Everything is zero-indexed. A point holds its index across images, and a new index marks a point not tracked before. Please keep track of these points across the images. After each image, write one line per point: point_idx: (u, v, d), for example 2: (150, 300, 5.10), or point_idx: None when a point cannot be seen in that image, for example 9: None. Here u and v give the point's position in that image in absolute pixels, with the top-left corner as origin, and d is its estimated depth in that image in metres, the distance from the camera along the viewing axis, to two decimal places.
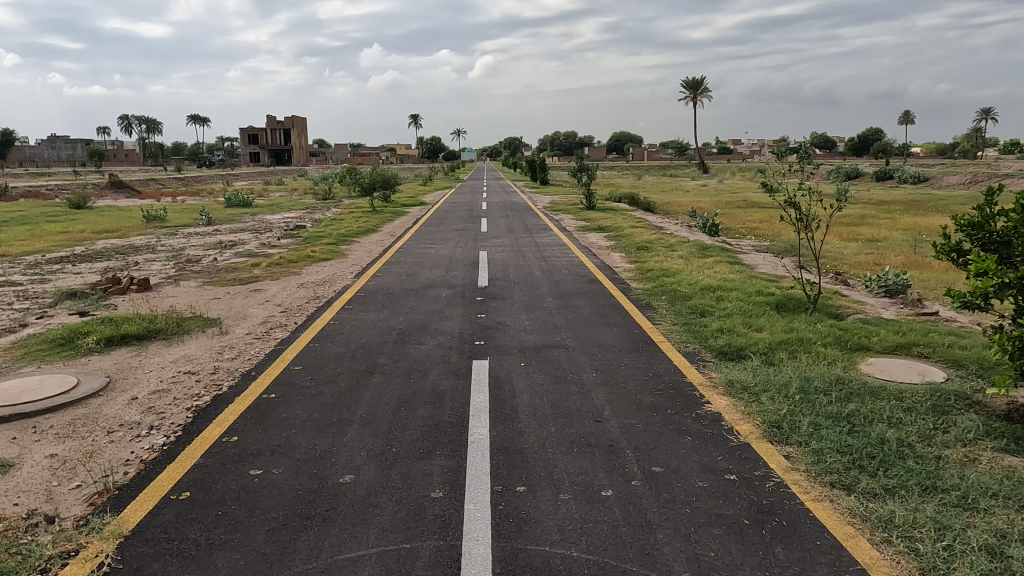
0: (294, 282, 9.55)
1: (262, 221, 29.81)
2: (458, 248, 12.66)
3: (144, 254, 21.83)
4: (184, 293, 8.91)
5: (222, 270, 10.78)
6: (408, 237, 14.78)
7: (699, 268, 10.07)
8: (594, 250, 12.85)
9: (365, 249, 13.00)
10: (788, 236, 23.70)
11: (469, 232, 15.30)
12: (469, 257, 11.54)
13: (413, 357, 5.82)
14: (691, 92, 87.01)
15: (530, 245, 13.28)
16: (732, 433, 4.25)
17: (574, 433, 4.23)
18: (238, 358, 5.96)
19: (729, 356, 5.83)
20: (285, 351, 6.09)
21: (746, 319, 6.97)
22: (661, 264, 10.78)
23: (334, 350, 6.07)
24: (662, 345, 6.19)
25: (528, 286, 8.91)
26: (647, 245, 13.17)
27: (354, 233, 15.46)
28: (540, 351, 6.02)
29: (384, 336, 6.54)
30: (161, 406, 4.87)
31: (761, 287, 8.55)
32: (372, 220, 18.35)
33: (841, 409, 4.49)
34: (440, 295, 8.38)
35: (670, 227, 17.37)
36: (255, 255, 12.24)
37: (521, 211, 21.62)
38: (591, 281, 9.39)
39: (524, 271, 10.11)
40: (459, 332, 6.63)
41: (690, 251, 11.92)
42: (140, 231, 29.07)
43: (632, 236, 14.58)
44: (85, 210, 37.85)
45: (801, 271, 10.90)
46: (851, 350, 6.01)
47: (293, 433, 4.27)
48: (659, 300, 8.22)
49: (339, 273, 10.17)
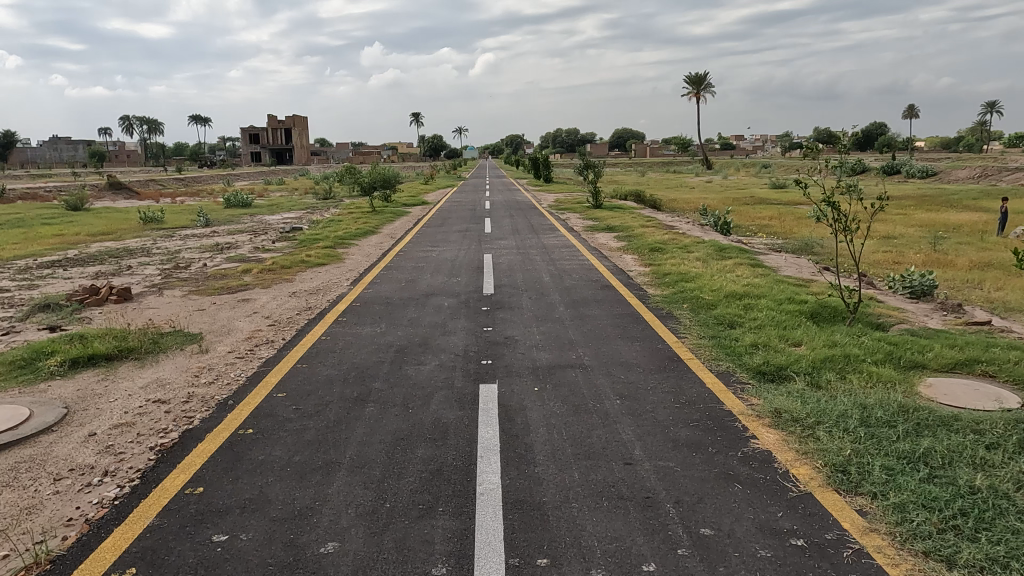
0: (285, 291, 8.90)
1: (261, 222, 29.26)
2: (461, 251, 11.99)
3: (138, 257, 21.24)
4: (167, 304, 8.27)
5: (210, 277, 10.14)
6: (409, 239, 14.12)
7: (719, 272, 9.39)
8: (605, 251, 12.19)
9: (363, 252, 12.36)
10: (802, 234, 22.98)
11: (472, 233, 14.64)
12: (473, 261, 10.88)
13: (411, 382, 5.15)
14: (694, 87, 86.18)
15: (537, 246, 12.62)
16: (790, 479, 3.58)
17: (601, 481, 3.57)
18: (215, 384, 5.30)
19: (769, 378, 5.16)
20: (268, 375, 5.43)
21: (781, 331, 6.30)
22: (677, 267, 10.10)
23: (323, 373, 5.41)
24: (691, 365, 5.51)
25: (538, 294, 8.24)
26: (660, 245, 12.48)
27: (352, 235, 14.81)
28: (555, 372, 5.35)
29: (380, 355, 5.88)
30: (121, 445, 4.22)
31: (791, 293, 7.87)
32: (371, 221, 17.68)
33: (915, 447, 3.81)
34: (442, 305, 7.72)
35: (681, 226, 16.67)
36: (247, 261, 11.60)
37: (526, 210, 20.95)
38: (605, 288, 8.72)
39: (532, 277, 9.45)
40: (463, 350, 5.96)
41: (706, 253, 11.25)
42: (136, 233, 28.52)
43: (643, 236, 13.90)
44: (82, 212, 37.34)
45: (828, 273, 10.20)
46: (906, 368, 5.31)
47: (269, 482, 3.61)
48: (681, 308, 7.54)
49: (334, 281, 9.52)
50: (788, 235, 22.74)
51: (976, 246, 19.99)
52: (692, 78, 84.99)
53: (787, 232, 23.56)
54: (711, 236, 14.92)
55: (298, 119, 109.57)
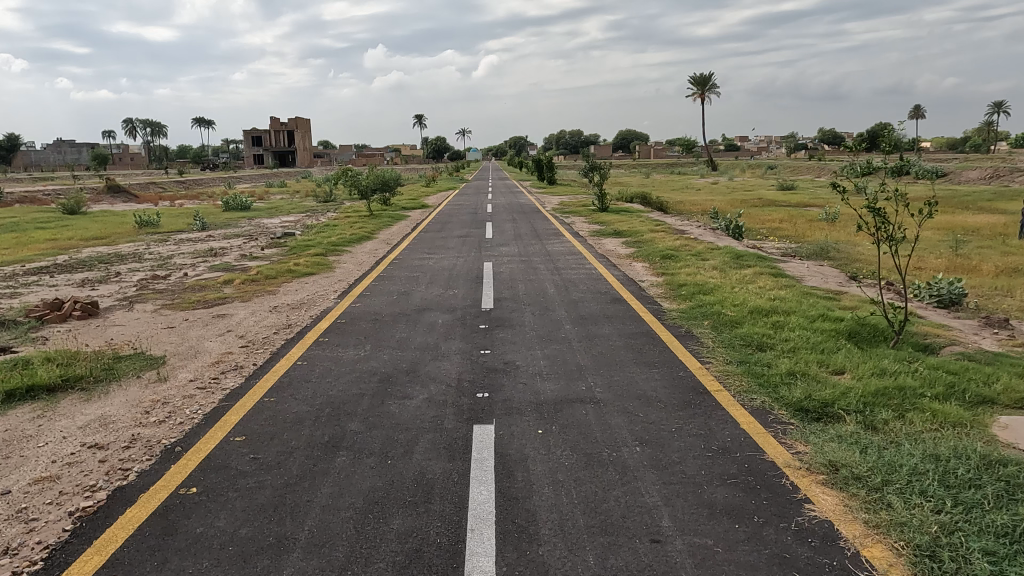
0: (266, 305, 8.16)
1: (258, 226, 28.60)
2: (459, 259, 11.24)
3: (129, 263, 20.55)
4: (135, 321, 7.55)
5: (189, 288, 9.40)
6: (406, 245, 13.36)
7: (739, 283, 8.61)
8: (613, 259, 11.42)
9: (356, 260, 11.63)
10: (815, 238, 22.17)
11: (472, 239, 13.90)
12: (473, 270, 10.13)
13: (393, 422, 4.39)
14: (699, 88, 85.32)
15: (540, 253, 11.87)
16: (864, 566, 2.80)
17: (624, 570, 2.80)
18: (167, 424, 4.55)
19: (814, 418, 4.39)
20: (229, 412, 4.67)
21: (820, 357, 5.52)
22: (693, 276, 9.32)
23: (292, 410, 4.65)
24: (721, 401, 4.74)
25: (542, 309, 7.47)
26: (673, 252, 11.70)
27: (346, 241, 14.08)
28: (562, 409, 4.58)
29: (360, 386, 5.12)
30: (35, 509, 3.46)
31: (822, 309, 7.09)
32: (368, 225, 16.96)
33: (1017, 519, 3.02)
34: (436, 323, 6.96)
35: (692, 230, 15.90)
36: (231, 270, 10.88)
37: (529, 214, 20.22)
38: (615, 301, 7.95)
39: (535, 288, 8.69)
40: (456, 379, 5.20)
41: (723, 261, 10.46)
42: (130, 237, 27.87)
43: (654, 242, 13.13)
44: (79, 215, 36.80)
45: (855, 283, 9.42)
46: (973, 405, 4.51)
47: (202, 570, 2.85)
48: (701, 327, 6.77)
49: (321, 293, 8.78)
50: (802, 239, 21.96)
51: (998, 249, 19.16)
52: (696, 78, 84.20)
53: (800, 235, 22.77)
54: (725, 241, 14.14)
55: (301, 121, 109.09)
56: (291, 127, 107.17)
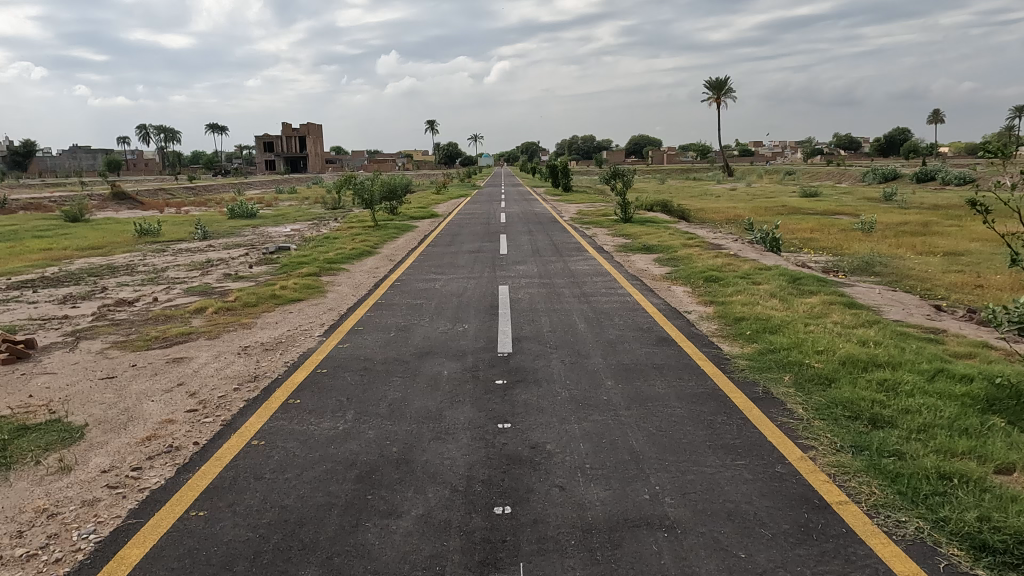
0: (236, 346, 6.71)
1: (261, 236, 27.36)
2: (471, 282, 9.79)
3: (119, 277, 19.25)
4: (70, 367, 6.12)
5: (152, 319, 7.95)
6: (410, 263, 11.89)
7: (809, 319, 7.07)
8: (648, 280, 9.92)
9: (353, 281, 10.20)
10: (854, 250, 20.52)
11: (485, 256, 12.39)
12: (486, 296, 8.66)
13: (369, 568, 2.90)
14: (714, 93, 83.52)
15: (563, 274, 10.39)
16: None
17: None
18: (36, 562, 3.05)
19: (1011, 566, 2.86)
20: (131, 542, 3.17)
21: (971, 443, 3.97)
22: (749, 306, 7.80)
23: (224, 540, 3.16)
24: (853, 524, 3.23)
25: (574, 356, 5.95)
26: (716, 273, 10.16)
27: (345, 256, 12.64)
28: (623, 542, 3.07)
29: (329, 489, 3.62)
30: None
31: (931, 359, 5.52)
32: (371, 238, 15.51)
33: None
34: (440, 377, 5.46)
35: (728, 244, 14.33)
36: (208, 293, 9.44)
37: (545, 224, 18.69)
38: (662, 343, 6.44)
39: (562, 323, 7.19)
40: (465, 477, 3.70)
41: (780, 286, 8.92)
42: (126, 248, 26.66)
43: (690, 260, 11.62)
44: (80, 223, 35.80)
45: (944, 316, 7.86)
46: None
47: None
48: (781, 385, 5.24)
49: (304, 329, 7.33)
50: (840, 251, 20.30)
51: None
52: (713, 83, 82.84)
53: (836, 248, 21.13)
54: (768, 258, 12.58)
55: (312, 128, 108.43)
56: (302, 133, 106.54)
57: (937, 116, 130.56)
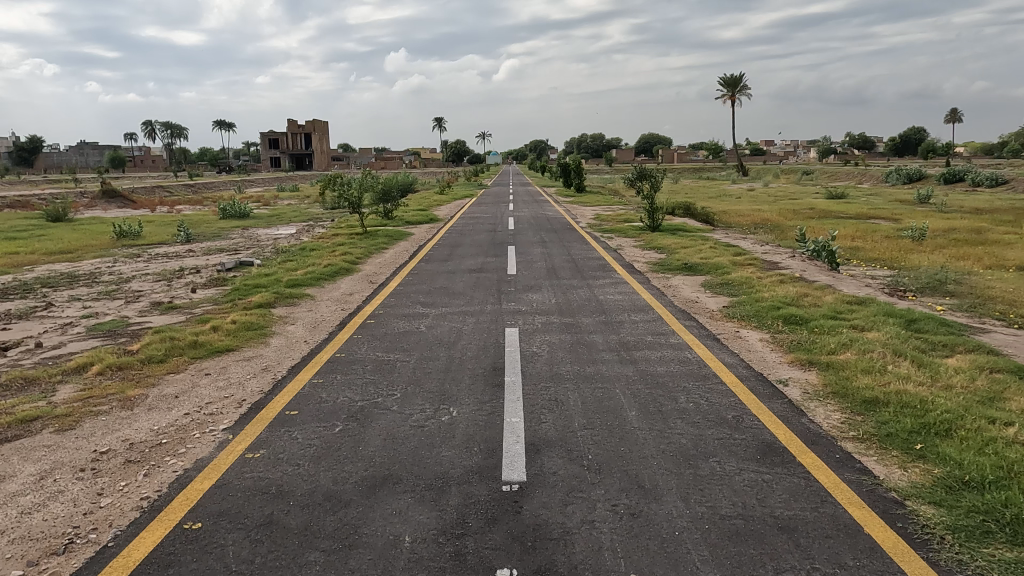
0: (86, 451, 4.20)
1: (247, 239, 24.99)
2: (468, 321, 7.30)
3: (73, 290, 16.85)
4: None
5: (3, 386, 5.46)
6: (394, 287, 9.40)
7: (988, 410, 4.50)
8: (705, 320, 7.42)
9: (312, 317, 7.73)
10: (913, 263, 17.83)
11: (488, 278, 9.87)
12: (488, 349, 6.17)
13: None
14: (729, 90, 80.73)
15: (591, 307, 7.90)
16: None
17: None
18: None
19: None
20: None
21: None
22: (873, 376, 5.27)
23: None
24: None
25: (633, 498, 3.45)
26: (794, 310, 7.63)
27: (316, 277, 10.19)
28: None
29: None
30: None
31: None
32: (355, 250, 12.97)
33: None
34: (396, 554, 2.99)
35: (785, 261, 11.78)
36: (113, 337, 6.96)
37: (560, 233, 16.15)
38: (772, 459, 3.93)
39: (599, 409, 4.68)
40: None
41: (896, 336, 6.38)
42: (99, 252, 24.27)
43: (749, 286, 9.11)
44: (61, 223, 33.51)
45: None
46: None
47: None
48: None
49: (209, 413, 4.83)
50: (897, 264, 17.60)
51: None
52: (728, 80, 80.12)
53: (889, 259, 18.40)
54: (845, 282, 10.01)
55: (318, 122, 106.16)
56: (307, 130, 104.32)
57: (954, 117, 127.06)
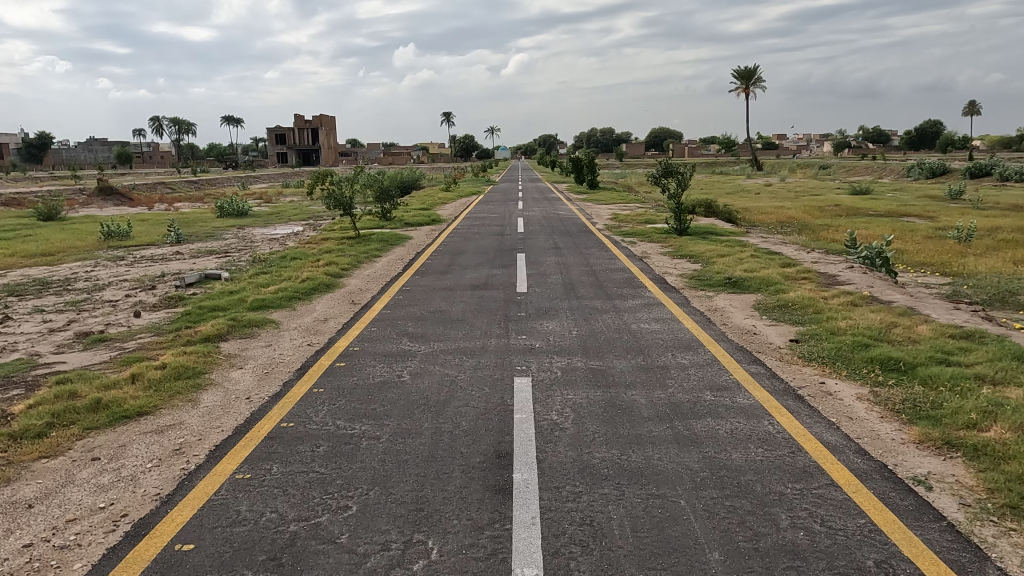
0: None
1: (239, 240, 23.38)
2: (465, 367, 5.58)
3: (38, 300, 15.23)
4: None
5: None
6: (380, 311, 7.70)
7: None
8: (773, 363, 5.69)
9: (266, 357, 6.04)
10: (969, 268, 15.93)
11: (493, 299, 8.16)
12: (489, 418, 4.46)
13: None
14: (743, 83, 78.35)
15: (622, 344, 6.18)
16: None
17: None
18: None
19: None
20: None
21: None
22: None
23: None
24: None
25: None
26: (887, 348, 5.88)
27: (287, 295, 8.52)
28: None
29: None
30: None
31: None
32: (341, 260, 11.29)
33: None
34: None
35: (841, 273, 10.01)
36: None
37: (575, 237, 14.42)
38: None
39: (661, 549, 2.97)
40: None
41: None
42: (81, 254, 22.69)
43: (814, 312, 7.34)
44: (51, 221, 31.97)
45: None
46: None
47: None
48: None
49: (57, 547, 3.12)
50: (951, 270, 15.75)
51: None
52: (742, 73, 78.01)
53: (941, 265, 16.49)
54: (924, 303, 8.22)
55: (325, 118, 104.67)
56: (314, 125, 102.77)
57: (971, 108, 123.84)
